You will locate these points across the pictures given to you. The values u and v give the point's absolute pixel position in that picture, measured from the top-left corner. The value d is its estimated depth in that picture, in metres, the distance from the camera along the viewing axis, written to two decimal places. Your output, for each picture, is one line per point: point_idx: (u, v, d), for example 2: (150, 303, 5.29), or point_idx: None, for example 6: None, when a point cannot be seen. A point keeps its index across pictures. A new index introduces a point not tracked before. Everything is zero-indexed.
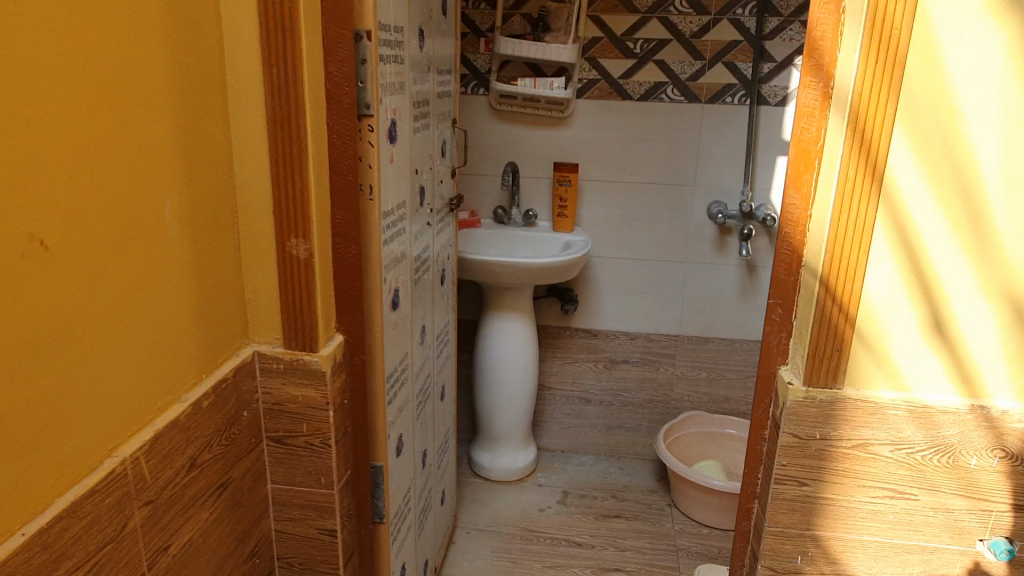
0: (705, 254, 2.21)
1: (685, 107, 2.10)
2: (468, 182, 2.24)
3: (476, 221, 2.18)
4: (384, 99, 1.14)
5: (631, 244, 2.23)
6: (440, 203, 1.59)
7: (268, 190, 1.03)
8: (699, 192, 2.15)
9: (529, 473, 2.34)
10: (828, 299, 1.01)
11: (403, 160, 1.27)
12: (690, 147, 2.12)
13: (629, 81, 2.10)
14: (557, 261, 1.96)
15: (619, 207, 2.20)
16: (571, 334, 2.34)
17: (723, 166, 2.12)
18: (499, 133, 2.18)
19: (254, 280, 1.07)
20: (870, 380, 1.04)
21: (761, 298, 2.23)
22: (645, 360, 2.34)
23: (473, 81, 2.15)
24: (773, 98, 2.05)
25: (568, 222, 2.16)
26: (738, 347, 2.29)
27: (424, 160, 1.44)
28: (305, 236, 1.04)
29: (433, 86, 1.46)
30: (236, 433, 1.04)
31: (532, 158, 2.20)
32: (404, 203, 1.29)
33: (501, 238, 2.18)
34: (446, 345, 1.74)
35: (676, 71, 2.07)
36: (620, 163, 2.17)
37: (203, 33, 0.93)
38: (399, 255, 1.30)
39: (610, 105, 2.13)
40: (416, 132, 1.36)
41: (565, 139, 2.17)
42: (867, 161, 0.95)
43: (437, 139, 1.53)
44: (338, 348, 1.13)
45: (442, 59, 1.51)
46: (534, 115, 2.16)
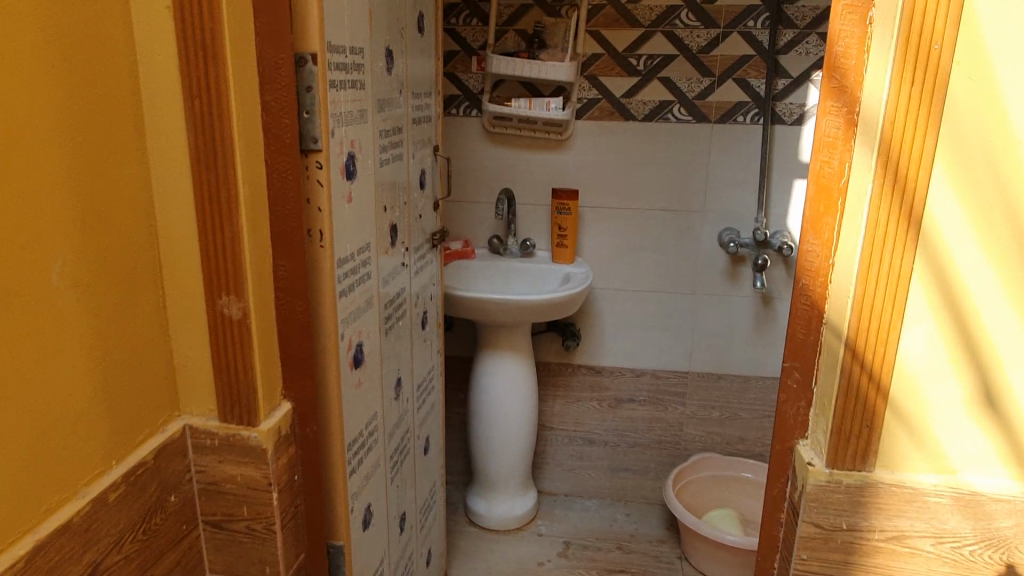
0: (716, 285, 2.04)
1: (693, 128, 1.94)
2: (460, 210, 2.09)
3: (469, 252, 2.03)
4: (336, 130, 1.00)
5: (636, 275, 2.07)
6: (420, 239, 1.45)
7: (195, 242, 0.89)
8: (709, 219, 1.99)
9: (529, 520, 2.18)
10: (855, 367, 0.84)
11: (366, 198, 1.12)
12: (699, 170, 1.96)
13: (632, 101, 1.94)
14: (555, 296, 1.80)
15: (623, 236, 2.04)
16: (573, 371, 2.18)
17: (734, 190, 1.96)
18: (494, 157, 2.04)
19: (184, 344, 0.93)
20: (909, 462, 0.87)
21: (778, 333, 2.05)
22: (652, 399, 2.17)
23: (464, 102, 2.01)
24: (788, 116, 1.89)
25: (567, 252, 2.00)
26: (752, 385, 2.11)
27: (398, 194, 1.29)
28: (238, 294, 0.90)
29: (409, 112, 1.32)
30: (159, 524, 0.91)
31: (528, 183, 2.04)
32: (370, 246, 1.15)
33: (496, 269, 2.02)
34: (429, 393, 1.59)
35: (683, 89, 1.92)
36: (624, 188, 2.01)
37: (113, 60, 0.79)
38: (363, 305, 1.15)
39: (612, 127, 1.97)
40: (386, 164, 1.21)
41: (564, 162, 2.01)
42: (901, 203, 0.79)
43: (415, 170, 1.38)
44: (286, 416, 0.99)
45: (420, 81, 1.37)
46: (530, 137, 2.00)
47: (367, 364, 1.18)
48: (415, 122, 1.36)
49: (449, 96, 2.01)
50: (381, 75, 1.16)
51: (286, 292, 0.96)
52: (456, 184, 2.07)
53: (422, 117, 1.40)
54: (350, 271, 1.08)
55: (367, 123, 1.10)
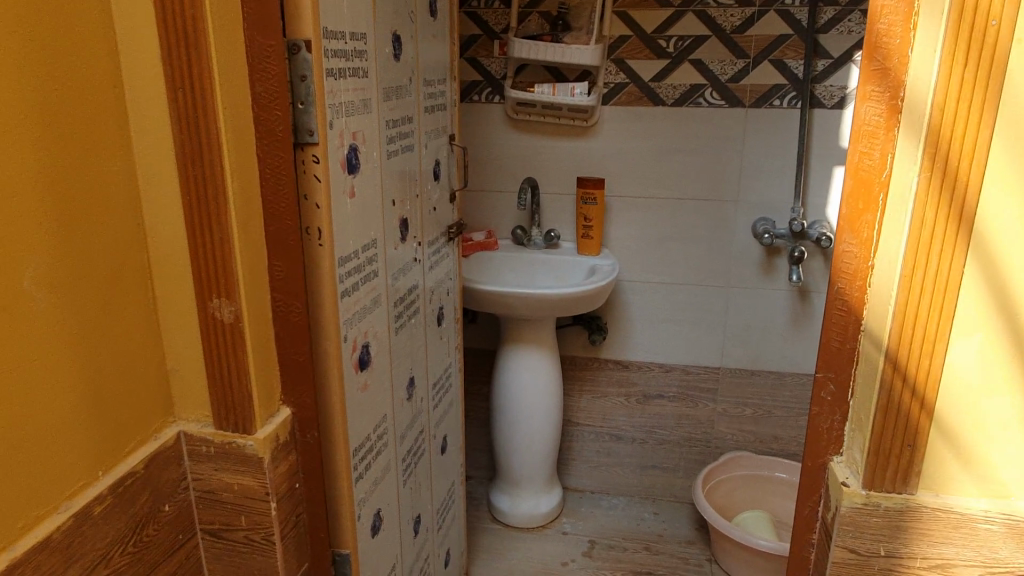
0: (750, 278, 1.95)
1: (726, 113, 1.84)
2: (483, 199, 2.03)
3: (492, 244, 1.97)
4: (336, 122, 0.94)
5: (665, 266, 1.99)
6: (435, 233, 1.39)
7: (184, 242, 0.84)
8: (743, 208, 1.90)
9: (553, 518, 2.12)
10: (896, 381, 0.75)
11: (371, 192, 1.06)
12: (732, 157, 1.87)
13: (661, 85, 1.85)
14: (579, 290, 1.72)
15: (651, 226, 1.96)
16: (600, 365, 2.11)
17: (770, 178, 1.86)
18: (517, 145, 1.97)
19: (176, 348, 0.89)
20: (956, 485, 0.78)
21: (815, 328, 1.95)
22: (682, 395, 2.09)
23: (486, 88, 1.94)
24: (828, 99, 1.78)
25: (593, 243, 1.93)
26: (788, 382, 2.02)
27: (409, 187, 1.23)
28: (229, 296, 0.85)
29: (421, 101, 1.26)
30: (152, 534, 0.87)
31: (553, 172, 1.97)
32: (376, 243, 1.09)
33: (520, 261, 1.95)
34: (446, 391, 1.53)
35: (716, 71, 1.82)
36: (652, 177, 1.92)
37: (91, 49, 0.75)
38: (370, 305, 1.10)
39: (641, 112, 1.88)
40: (395, 156, 1.15)
41: (590, 150, 1.93)
42: (950, 200, 0.70)
43: (428, 161, 1.32)
44: (285, 422, 0.95)
45: (433, 68, 1.31)
46: (555, 124, 1.93)
47: (374, 365, 1.13)
48: (428, 111, 1.30)
49: (471, 82, 1.95)
50: (388, 63, 1.10)
51: (283, 293, 0.91)
52: (479, 173, 2.01)
53: (435, 106, 1.33)
54: (353, 270, 1.03)
55: (372, 114, 1.05)
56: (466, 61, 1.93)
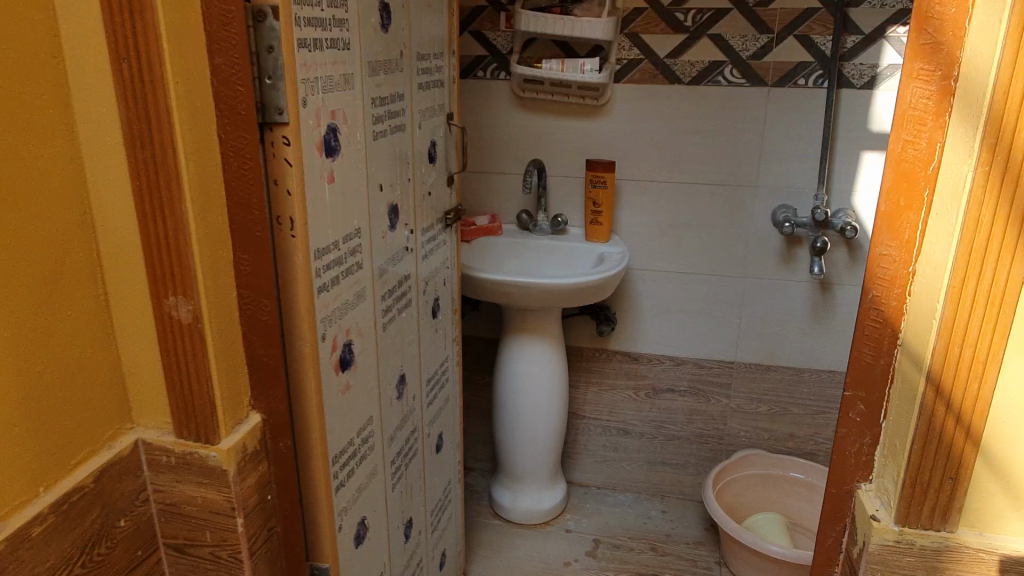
0: (769, 268, 1.84)
1: (747, 92, 1.72)
2: (487, 182, 1.93)
3: (496, 229, 1.87)
4: (310, 99, 0.84)
5: (678, 255, 1.88)
6: (430, 220, 1.29)
7: (136, 231, 0.75)
8: (762, 194, 1.79)
9: (557, 515, 2.04)
10: (938, 406, 0.66)
11: (355, 178, 0.97)
12: (752, 140, 1.76)
13: (678, 62, 1.74)
14: (586, 280, 1.63)
15: (665, 212, 1.85)
16: (608, 357, 2.02)
17: (792, 163, 1.75)
18: (524, 124, 1.86)
19: (133, 349, 0.80)
20: (1002, 523, 0.69)
21: (837, 322, 1.85)
22: (693, 390, 2.00)
23: (491, 64, 1.83)
24: (858, 79, 1.66)
25: (602, 230, 1.83)
26: (805, 378, 1.92)
27: (401, 170, 1.13)
28: (186, 294, 0.76)
29: (413, 76, 1.15)
30: (105, 553, 0.79)
31: (561, 154, 1.87)
32: (360, 232, 1.00)
33: (525, 248, 1.86)
34: (442, 387, 1.45)
35: (737, 48, 1.70)
36: (666, 160, 1.81)
37: (25, 12, 0.65)
38: (353, 300, 1.00)
39: (655, 91, 1.77)
40: (383, 138, 1.06)
41: (600, 131, 1.83)
42: (1011, 199, 0.60)
43: (423, 143, 1.22)
44: (254, 430, 0.86)
45: (428, 40, 1.20)
46: (564, 103, 1.82)
47: (359, 365, 1.04)
48: (421, 87, 1.20)
49: (476, 57, 1.84)
50: (374, 34, 1.00)
51: (251, 289, 0.82)
52: (483, 154, 1.91)
53: (430, 83, 1.23)
54: (332, 262, 0.93)
55: (355, 91, 0.95)
56: (470, 35, 1.82)
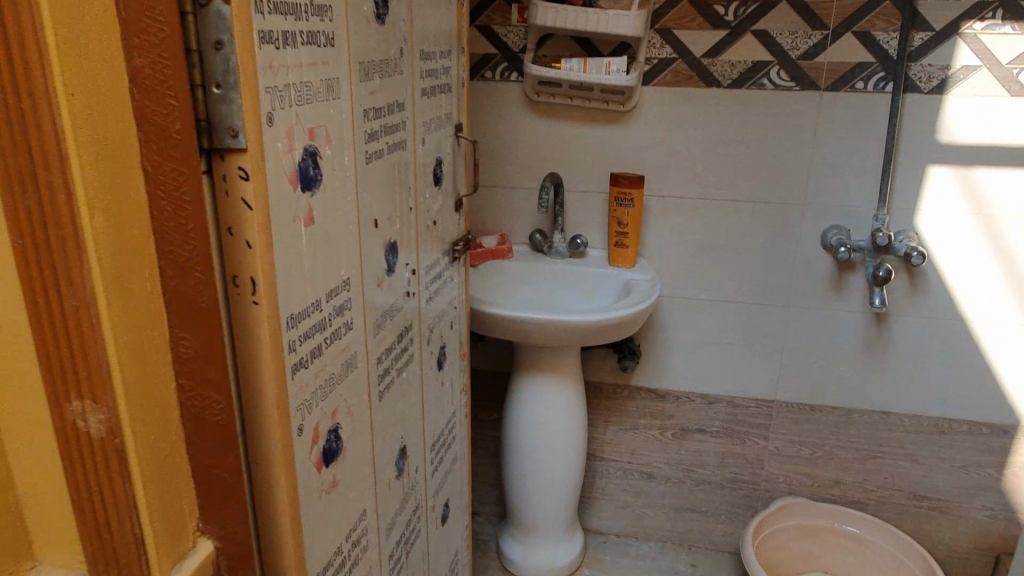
0: (815, 298, 1.63)
1: (796, 97, 1.50)
2: (496, 197, 1.70)
3: (506, 251, 1.64)
4: (277, 115, 0.62)
5: (714, 281, 1.67)
6: (435, 255, 1.06)
7: (21, 307, 0.51)
8: (811, 215, 1.57)
9: (574, 570, 1.82)
10: None
11: (341, 215, 0.74)
12: (800, 153, 1.54)
13: (716, 62, 1.51)
14: (614, 316, 1.40)
15: (698, 233, 1.63)
16: (631, 394, 1.80)
17: (847, 179, 1.53)
18: (539, 132, 1.63)
19: (29, 471, 0.56)
20: None
21: (892, 358, 1.64)
22: (727, 431, 1.79)
23: (501, 63, 1.60)
24: (925, 82, 1.44)
25: (628, 254, 1.60)
26: (855, 420, 1.71)
27: (401, 198, 0.90)
28: (97, 397, 0.53)
29: (415, 80, 0.92)
30: None
31: (580, 166, 1.64)
32: (349, 283, 0.77)
33: (540, 273, 1.63)
34: (448, 448, 1.22)
35: (785, 47, 1.48)
36: (701, 174, 1.59)
37: None
38: (340, 372, 0.77)
39: (690, 95, 1.54)
40: (378, 159, 0.82)
41: (626, 140, 1.60)
42: None
43: (426, 162, 0.99)
44: (205, 564, 0.63)
45: (432, 34, 0.97)
46: (584, 108, 1.59)
47: (348, 454, 0.81)
48: (425, 93, 0.96)
49: (483, 55, 1.61)
50: (365, 26, 0.76)
51: (195, 378, 0.59)
52: (491, 166, 1.68)
53: (435, 87, 1.00)
54: (312, 331, 0.70)
55: (340, 102, 0.72)
56: (476, 30, 1.60)
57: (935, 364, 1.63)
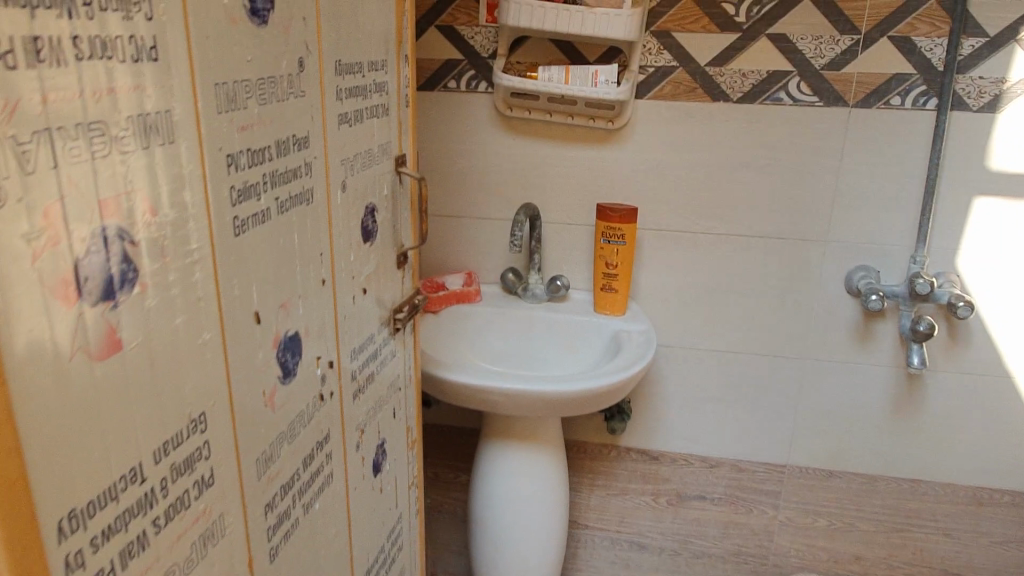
0: (837, 350, 1.39)
1: (819, 114, 1.25)
2: (461, 229, 1.45)
3: (473, 295, 1.40)
4: (19, 183, 0.35)
5: (718, 329, 1.42)
6: (365, 332, 0.80)
7: None
8: (833, 254, 1.33)
9: None
10: None
11: (184, 323, 0.47)
12: (823, 181, 1.29)
13: (724, 72, 1.26)
14: (600, 384, 1.15)
15: (701, 273, 1.39)
16: (620, 456, 1.56)
17: (877, 213, 1.29)
18: (512, 154, 1.38)
19: None
20: None
21: (925, 421, 1.40)
22: (730, 498, 1.54)
23: (466, 70, 1.34)
24: (975, 99, 1.20)
25: (619, 299, 1.35)
26: (880, 488, 1.47)
27: (304, 270, 0.64)
28: None
29: (328, 104, 0.66)
30: None
31: (560, 193, 1.39)
32: (204, 420, 0.50)
33: (512, 323, 1.38)
34: (391, 565, 0.95)
35: (807, 54, 1.23)
36: (704, 205, 1.34)
37: None
38: (190, 556, 0.50)
39: (692, 111, 1.29)
40: (260, 225, 0.56)
41: (615, 163, 1.35)
42: None
43: (350, 213, 0.73)
44: None
45: (357, 39, 0.71)
46: (566, 125, 1.34)
47: None
48: (346, 120, 0.70)
49: (446, 61, 1.35)
50: (230, 29, 0.50)
51: None
52: (456, 192, 1.42)
53: (363, 111, 0.73)
54: (122, 521, 0.43)
55: (177, 147, 0.45)
56: (437, 31, 1.33)
57: (977, 429, 1.39)
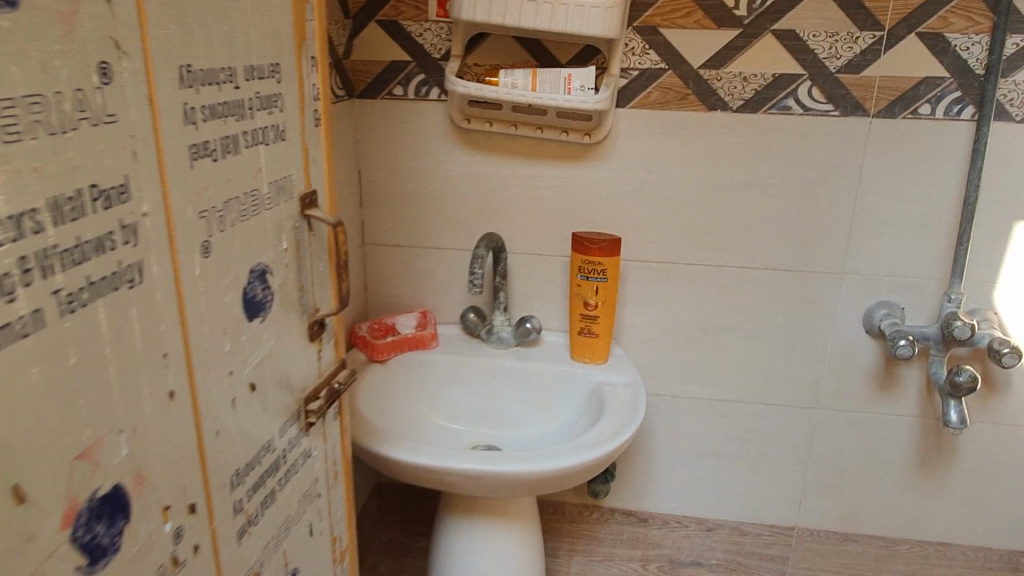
0: (853, 397, 1.20)
1: (833, 126, 1.06)
2: (414, 261, 1.23)
3: (429, 340, 1.19)
4: None
5: (716, 374, 1.23)
6: (258, 441, 0.58)
7: None
8: (849, 290, 1.14)
9: None
10: None
11: None
12: (837, 204, 1.10)
13: (722, 76, 1.06)
14: (576, 462, 0.93)
15: (696, 310, 1.19)
16: (603, 518, 1.35)
17: (900, 241, 1.10)
18: (471, 173, 1.16)
19: None
20: None
21: (955, 477, 1.22)
22: (730, 566, 1.34)
23: (415, 74, 1.13)
24: (1018, 107, 1.01)
25: (600, 345, 1.14)
26: (900, 553, 1.28)
27: (129, 389, 0.42)
28: None
29: (168, 134, 0.44)
30: None
31: (530, 219, 1.17)
32: None
33: (475, 373, 1.16)
34: None
35: (820, 54, 1.03)
36: (699, 232, 1.14)
37: None
38: None
39: (685, 122, 1.09)
40: (14, 343, 0.34)
41: (594, 184, 1.14)
42: None
43: (221, 287, 0.51)
44: None
45: (222, 34, 0.49)
46: (535, 139, 1.13)
47: None
48: (206, 153, 0.48)
49: (390, 64, 1.13)
50: None
51: None
52: (407, 218, 1.21)
53: (239, 137, 0.51)
54: None
55: None
56: (378, 27, 1.11)
57: (1015, 486, 1.21)
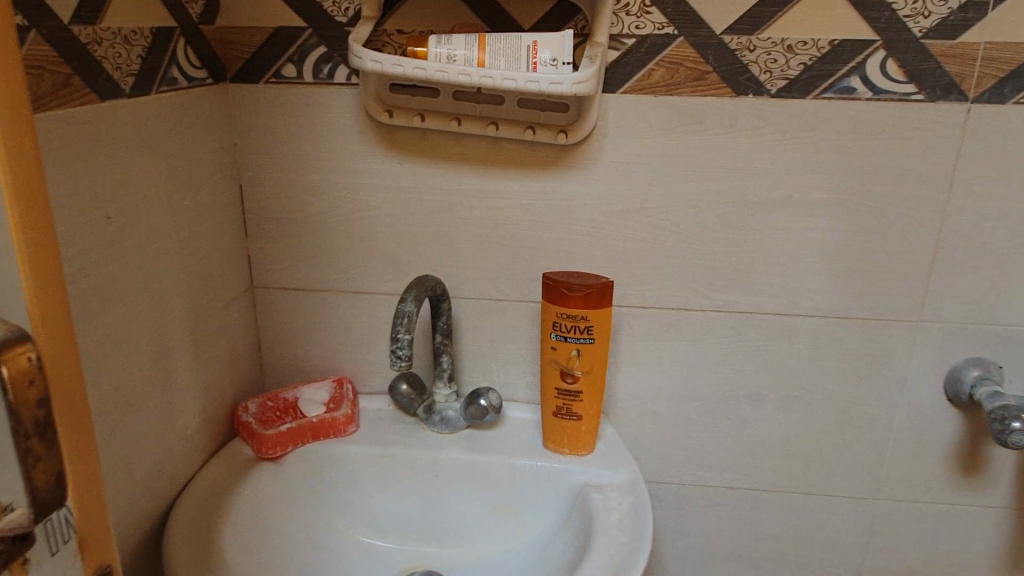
0: (926, 485, 0.89)
1: (915, 116, 0.74)
2: (325, 312, 0.88)
3: (346, 425, 0.84)
4: None
5: (742, 456, 0.90)
6: None
7: None
8: (927, 344, 0.82)
9: None
10: None
11: None
12: (916, 227, 0.78)
13: (755, 44, 0.73)
14: None
15: (714, 373, 0.86)
16: None
17: (1002, 278, 0.79)
18: (398, 188, 0.82)
19: None
20: None
21: None
22: None
23: (312, 47, 0.78)
24: None
25: (586, 430, 0.80)
26: None
27: None
28: None
29: None
30: None
31: (483, 252, 0.83)
32: None
33: (409, 472, 0.82)
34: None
35: (900, 10, 0.70)
36: (722, 267, 0.81)
37: None
38: None
39: (701, 113, 0.76)
40: None
41: (573, 202, 0.80)
42: None
43: None
44: None
45: None
46: (487, 139, 0.79)
47: None
48: None
49: (275, 32, 0.78)
50: None
51: None
52: (311, 253, 0.86)
53: None
54: None
55: None
56: None
57: None
